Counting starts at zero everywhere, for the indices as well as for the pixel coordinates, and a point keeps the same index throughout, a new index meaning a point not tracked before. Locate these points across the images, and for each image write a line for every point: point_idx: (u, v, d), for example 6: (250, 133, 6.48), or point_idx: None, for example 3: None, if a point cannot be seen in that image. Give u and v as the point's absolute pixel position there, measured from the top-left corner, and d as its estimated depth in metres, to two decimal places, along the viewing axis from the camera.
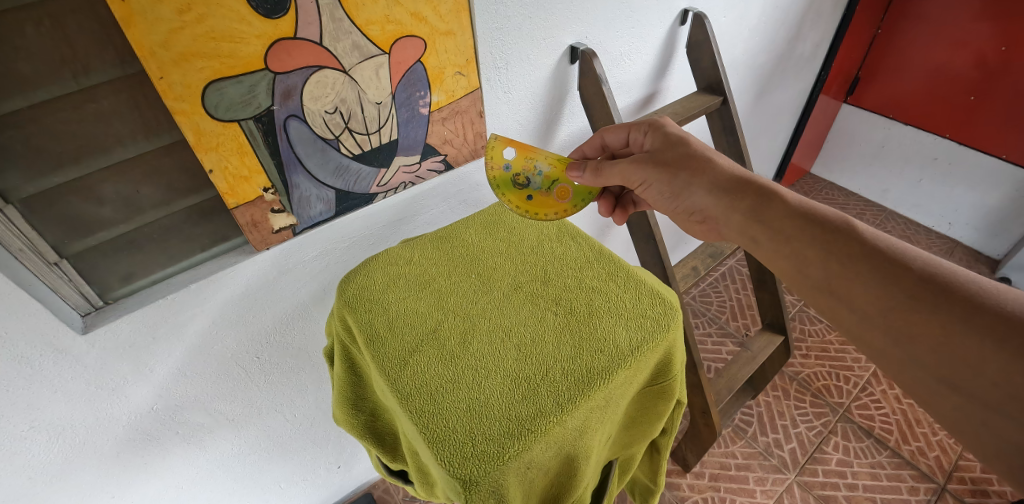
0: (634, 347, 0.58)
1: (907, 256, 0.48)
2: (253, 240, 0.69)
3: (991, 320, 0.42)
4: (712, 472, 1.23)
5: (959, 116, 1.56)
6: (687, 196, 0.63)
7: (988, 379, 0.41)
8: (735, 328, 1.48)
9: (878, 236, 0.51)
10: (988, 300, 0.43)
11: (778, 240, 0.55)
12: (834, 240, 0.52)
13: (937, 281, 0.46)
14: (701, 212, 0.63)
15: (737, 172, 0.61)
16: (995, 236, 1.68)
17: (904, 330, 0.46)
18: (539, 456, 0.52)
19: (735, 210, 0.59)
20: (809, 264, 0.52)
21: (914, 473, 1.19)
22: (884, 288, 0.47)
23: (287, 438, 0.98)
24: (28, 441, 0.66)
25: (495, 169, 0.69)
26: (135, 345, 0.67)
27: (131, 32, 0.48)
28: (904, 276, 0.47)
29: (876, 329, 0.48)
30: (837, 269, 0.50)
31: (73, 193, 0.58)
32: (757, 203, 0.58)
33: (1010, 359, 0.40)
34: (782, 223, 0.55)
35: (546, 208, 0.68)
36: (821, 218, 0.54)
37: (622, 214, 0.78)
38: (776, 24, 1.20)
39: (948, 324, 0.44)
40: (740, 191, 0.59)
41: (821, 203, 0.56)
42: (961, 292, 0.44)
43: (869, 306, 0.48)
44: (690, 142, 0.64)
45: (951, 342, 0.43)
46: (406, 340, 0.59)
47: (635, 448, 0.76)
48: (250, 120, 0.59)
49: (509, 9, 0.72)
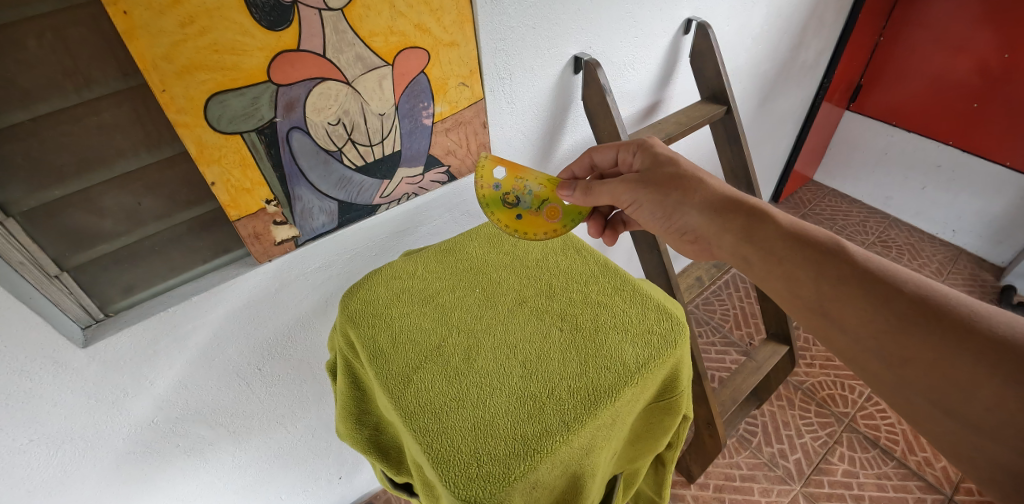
0: (641, 363, 0.57)
1: (899, 279, 0.48)
2: (255, 252, 0.68)
3: (983, 345, 0.42)
4: (716, 483, 1.21)
5: (962, 123, 1.55)
6: (679, 216, 0.61)
7: (983, 403, 0.41)
8: (739, 337, 1.48)
9: (868, 258, 0.50)
10: (979, 322, 0.43)
11: (770, 261, 0.54)
12: (826, 261, 0.51)
13: (929, 303, 0.45)
14: (694, 231, 0.61)
15: (728, 191, 0.60)
16: (1000, 243, 1.67)
17: (898, 353, 0.45)
18: (545, 476, 0.51)
19: (728, 230, 0.57)
20: (801, 286, 0.52)
21: (921, 484, 1.18)
22: (876, 310, 0.47)
23: (288, 449, 0.96)
24: (26, 454, 0.65)
25: (484, 187, 0.67)
26: (135, 358, 0.66)
27: (133, 45, 0.47)
28: (896, 298, 0.46)
29: (869, 352, 0.47)
30: (829, 290, 0.50)
31: (74, 205, 0.57)
32: (749, 223, 0.57)
33: (1001, 383, 0.40)
34: (774, 244, 0.54)
35: (535, 227, 0.67)
36: (812, 239, 0.53)
37: (611, 235, 0.76)
38: (780, 32, 1.20)
39: (940, 348, 0.43)
40: (732, 211, 0.58)
41: (811, 224, 0.56)
42: (953, 314, 0.44)
43: (862, 328, 0.47)
44: (679, 162, 0.63)
45: (943, 366, 0.43)
46: (409, 357, 0.59)
47: (641, 462, 0.75)
48: (252, 132, 0.58)
49: (512, 20, 0.72)
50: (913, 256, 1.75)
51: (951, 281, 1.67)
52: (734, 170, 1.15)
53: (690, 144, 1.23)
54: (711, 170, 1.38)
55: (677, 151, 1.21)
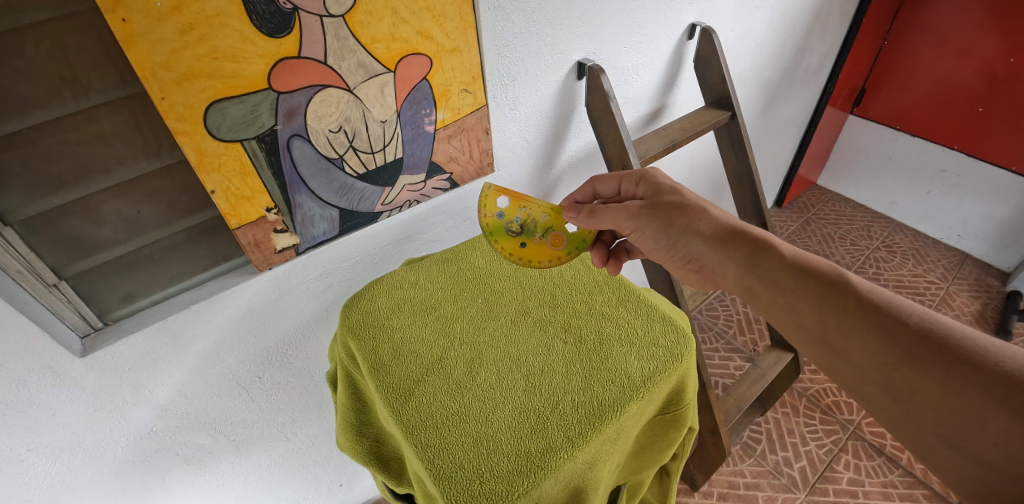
0: (646, 376, 0.56)
1: (903, 311, 0.47)
2: (256, 260, 0.67)
3: (989, 379, 0.41)
4: (721, 491, 1.20)
5: (968, 127, 1.54)
6: (683, 244, 0.60)
7: (991, 438, 0.40)
8: (743, 343, 1.47)
9: (872, 289, 0.49)
10: (985, 356, 0.42)
11: (773, 292, 0.53)
12: (830, 292, 0.50)
13: (935, 337, 0.44)
14: (697, 260, 0.60)
15: (732, 221, 0.59)
16: (1006, 248, 1.66)
17: (904, 386, 0.44)
18: (548, 492, 0.50)
19: (731, 260, 0.57)
20: (805, 317, 0.51)
21: (927, 493, 1.17)
22: (881, 343, 0.46)
23: (289, 456, 0.95)
24: (25, 464, 0.65)
25: (489, 216, 0.67)
26: (134, 366, 0.65)
27: (132, 53, 0.47)
28: (900, 331, 0.46)
29: (875, 385, 0.46)
30: (834, 321, 0.49)
31: (73, 214, 0.57)
32: (753, 252, 0.56)
33: (1009, 418, 0.39)
34: (777, 275, 0.53)
35: (540, 255, 0.65)
36: (815, 269, 0.53)
37: (615, 265, 0.69)
38: (784, 36, 1.19)
39: (946, 382, 0.42)
40: (735, 241, 0.57)
41: (815, 254, 0.55)
42: (958, 348, 0.43)
43: (867, 361, 0.46)
44: (682, 192, 0.62)
45: (950, 399, 0.42)
46: (410, 370, 0.58)
47: (646, 474, 0.73)
48: (253, 140, 0.57)
49: (516, 25, 0.71)
50: (918, 261, 1.74)
51: (957, 286, 1.66)
52: (739, 176, 1.14)
53: (694, 149, 1.22)
54: (715, 175, 1.38)
55: (681, 157, 1.20)
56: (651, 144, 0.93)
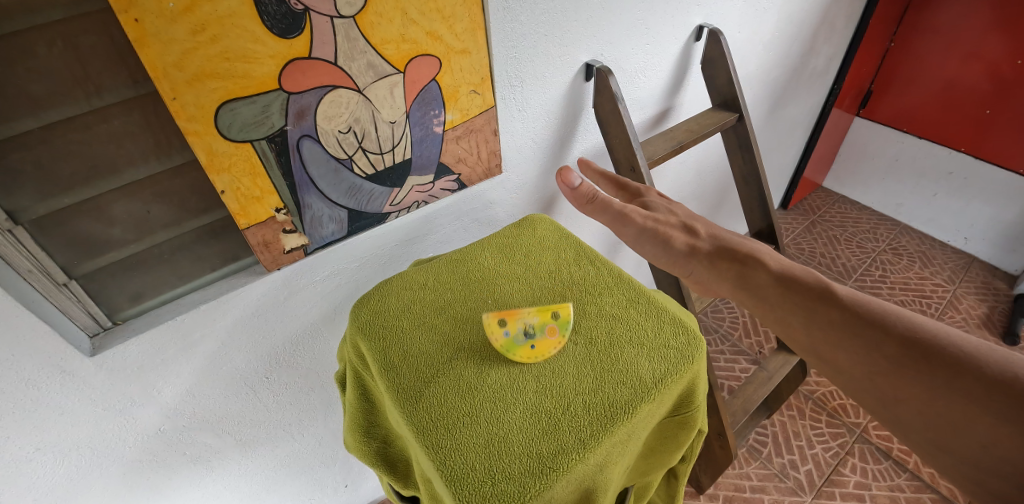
0: (657, 379, 0.56)
1: (889, 321, 0.49)
2: (264, 260, 0.67)
3: (974, 385, 0.43)
4: (726, 494, 1.20)
5: (974, 130, 1.54)
6: (679, 259, 0.63)
7: (979, 441, 0.42)
8: (749, 346, 1.46)
9: (859, 301, 0.52)
10: (969, 362, 0.44)
11: (762, 308, 0.57)
12: (816, 306, 0.53)
13: (920, 345, 0.47)
14: (695, 275, 0.63)
15: (724, 241, 0.63)
16: (1013, 252, 1.65)
17: (892, 393, 0.46)
18: (559, 494, 0.50)
19: (723, 278, 0.60)
20: (794, 330, 0.54)
21: (934, 497, 1.16)
22: (868, 353, 0.48)
23: (296, 457, 0.95)
24: (34, 462, 0.65)
25: (496, 338, 0.59)
26: (143, 366, 0.65)
27: (144, 52, 0.47)
28: (886, 341, 0.48)
29: (864, 393, 0.48)
30: (820, 334, 0.52)
31: (83, 214, 0.57)
32: (741, 272, 0.59)
33: (993, 422, 0.41)
34: (767, 290, 0.57)
35: (549, 347, 0.59)
36: (802, 283, 0.56)
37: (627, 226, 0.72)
38: (792, 38, 1.19)
39: (932, 389, 0.44)
40: (726, 260, 0.61)
41: (802, 270, 0.58)
42: (943, 355, 0.45)
43: (855, 370, 0.49)
44: (674, 212, 0.68)
45: (937, 404, 0.44)
46: (422, 369, 0.58)
47: (653, 475, 0.73)
48: (263, 141, 0.58)
49: (525, 27, 0.71)
50: (924, 263, 1.73)
51: (963, 289, 1.65)
52: (746, 178, 1.14)
53: (701, 151, 1.22)
54: (721, 177, 1.37)
55: (688, 159, 1.20)
56: (659, 145, 0.93)
